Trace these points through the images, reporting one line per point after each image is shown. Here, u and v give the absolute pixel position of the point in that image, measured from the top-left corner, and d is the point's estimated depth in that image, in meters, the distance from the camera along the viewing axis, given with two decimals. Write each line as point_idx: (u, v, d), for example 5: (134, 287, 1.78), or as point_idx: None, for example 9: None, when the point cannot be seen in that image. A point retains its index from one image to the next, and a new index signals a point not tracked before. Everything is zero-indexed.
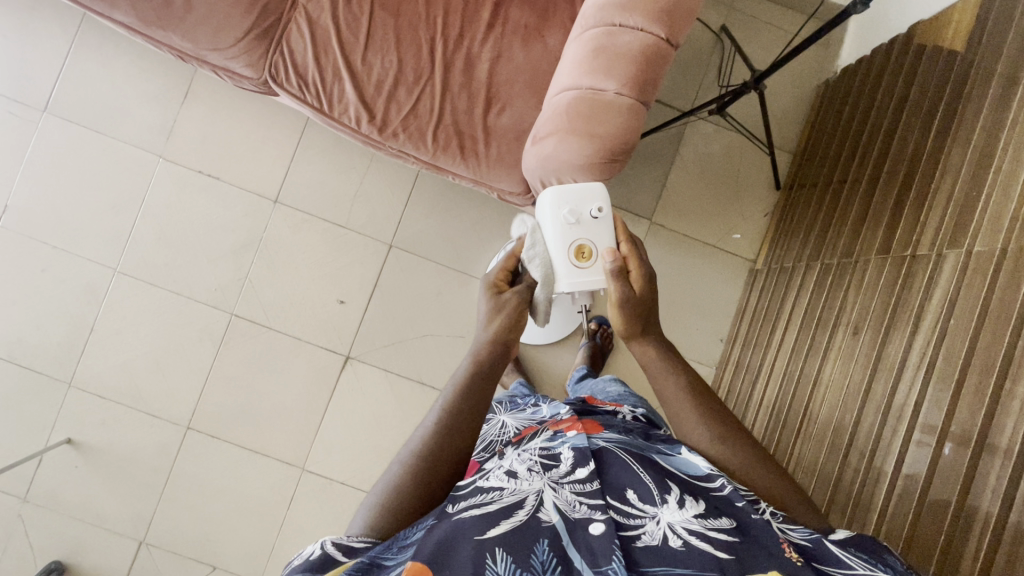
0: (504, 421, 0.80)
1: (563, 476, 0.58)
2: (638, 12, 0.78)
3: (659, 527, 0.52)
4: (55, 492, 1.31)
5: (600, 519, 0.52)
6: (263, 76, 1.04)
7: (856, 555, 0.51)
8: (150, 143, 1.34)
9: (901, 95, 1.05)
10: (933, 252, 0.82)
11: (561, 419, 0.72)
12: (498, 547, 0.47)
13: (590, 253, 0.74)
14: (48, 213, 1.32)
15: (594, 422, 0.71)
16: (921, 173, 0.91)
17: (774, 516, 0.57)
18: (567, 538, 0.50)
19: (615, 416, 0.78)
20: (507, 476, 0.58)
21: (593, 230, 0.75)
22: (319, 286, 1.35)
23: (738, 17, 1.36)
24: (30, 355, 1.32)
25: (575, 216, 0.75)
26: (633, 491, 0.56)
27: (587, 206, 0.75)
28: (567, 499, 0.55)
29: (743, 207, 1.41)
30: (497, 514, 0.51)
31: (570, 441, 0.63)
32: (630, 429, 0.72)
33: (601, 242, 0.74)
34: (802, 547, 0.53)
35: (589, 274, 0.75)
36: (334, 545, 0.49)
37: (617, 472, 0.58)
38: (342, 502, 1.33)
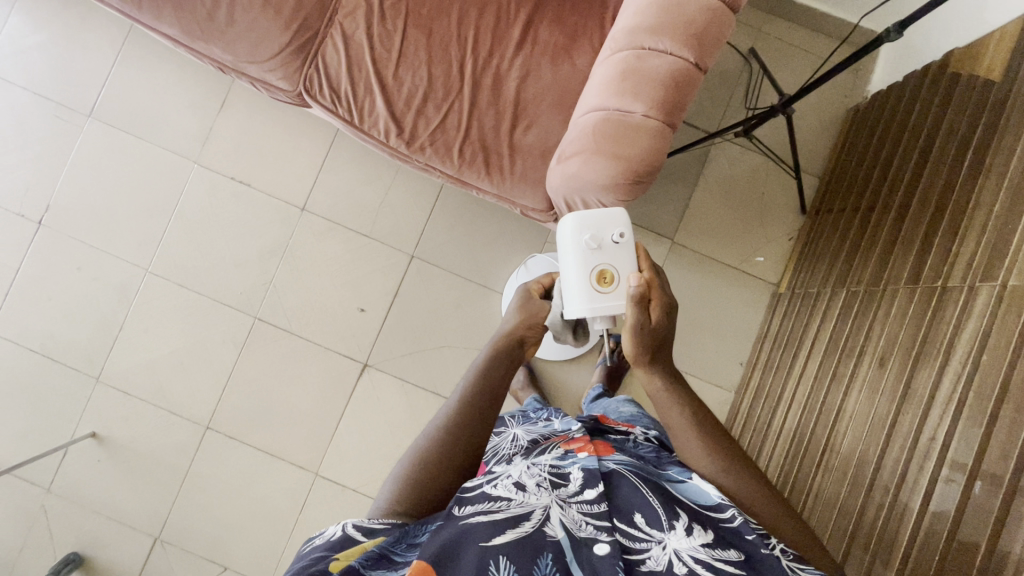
0: (516, 433, 0.83)
1: (572, 495, 0.59)
2: (668, 36, 0.75)
3: (665, 553, 0.53)
4: (76, 485, 1.35)
5: (605, 540, 0.53)
6: (297, 89, 1.07)
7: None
8: (187, 150, 1.38)
9: (934, 123, 1.03)
10: (964, 285, 0.80)
11: (574, 437, 0.74)
12: (503, 555, 0.48)
13: (613, 279, 0.69)
14: (85, 213, 1.38)
15: (606, 444, 0.73)
16: (954, 204, 0.89)
17: (785, 553, 0.55)
18: (571, 554, 0.50)
19: (628, 437, 0.78)
20: (515, 487, 0.59)
21: (615, 255, 0.69)
22: (339, 295, 1.38)
23: (768, 40, 1.36)
24: (61, 349, 1.36)
25: (597, 242, 0.69)
26: (641, 515, 0.57)
27: (609, 231, 0.69)
28: (574, 517, 0.55)
29: (767, 230, 1.39)
30: (504, 522, 0.51)
31: (581, 462, 0.65)
32: (642, 453, 0.73)
33: (625, 269, 0.68)
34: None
35: (611, 301, 0.69)
36: (354, 527, 0.52)
37: (626, 494, 0.59)
38: (353, 509, 1.35)
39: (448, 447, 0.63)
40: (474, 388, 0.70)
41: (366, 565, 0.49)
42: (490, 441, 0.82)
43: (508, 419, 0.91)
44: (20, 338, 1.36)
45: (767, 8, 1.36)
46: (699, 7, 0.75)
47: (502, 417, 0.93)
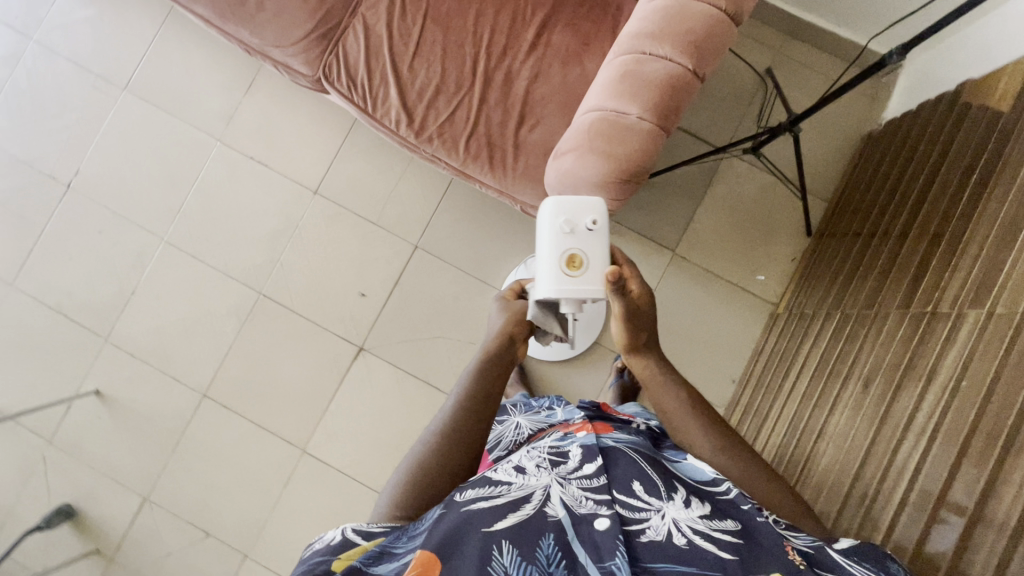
0: (519, 422, 0.93)
1: (572, 472, 0.65)
2: (668, 42, 0.77)
3: (665, 523, 0.58)
4: (76, 439, 1.40)
5: (605, 515, 0.58)
6: (317, 74, 1.12)
7: (859, 563, 0.57)
8: (212, 127, 1.44)
9: (942, 152, 1.03)
10: (953, 311, 0.80)
11: (573, 422, 0.83)
12: (506, 541, 0.53)
13: (583, 264, 0.66)
14: (111, 180, 1.44)
15: (605, 425, 0.81)
16: (950, 232, 0.89)
17: (778, 523, 0.62)
18: (572, 532, 0.56)
19: (629, 424, 0.86)
20: (517, 472, 0.64)
21: (587, 241, 0.67)
22: (343, 278, 1.41)
23: (785, 60, 1.37)
24: (75, 308, 1.43)
25: (570, 226, 0.66)
26: (641, 487, 0.63)
27: (583, 216, 0.66)
28: (574, 494, 0.61)
29: (770, 249, 1.38)
30: (506, 508, 0.56)
31: (580, 440, 0.72)
32: (640, 433, 0.81)
33: (596, 255, 0.66)
34: (804, 551, 0.58)
35: (579, 286, 0.66)
36: (353, 531, 0.55)
37: (624, 469, 0.65)
38: (336, 489, 1.37)
39: (446, 448, 0.65)
40: (468, 392, 0.71)
41: (369, 563, 0.52)
42: (495, 428, 0.93)
43: (511, 407, 1.02)
44: (38, 292, 1.43)
45: (786, 28, 1.37)
46: (700, 17, 0.76)
47: (505, 405, 1.04)
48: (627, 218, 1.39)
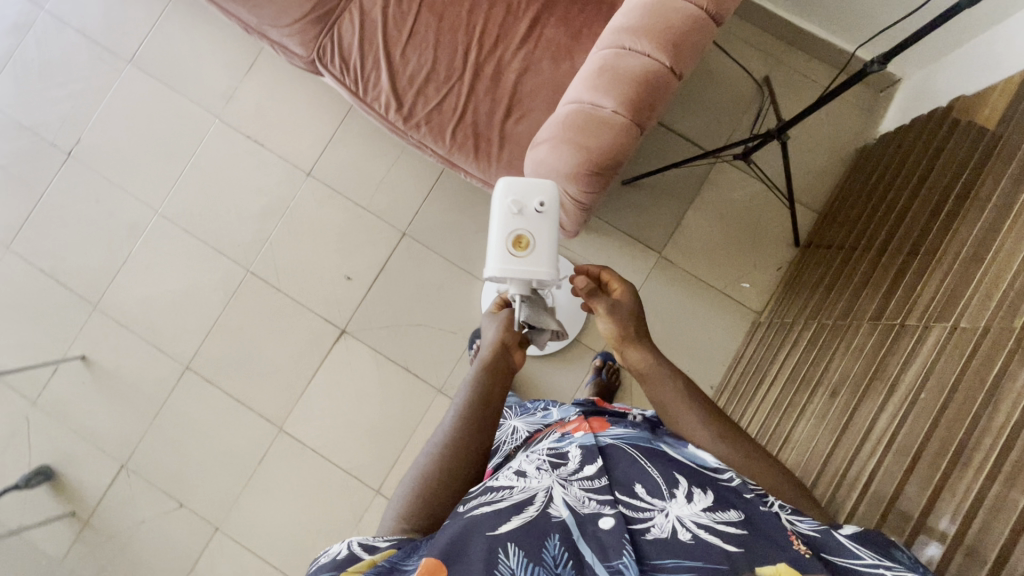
0: (517, 426, 0.92)
1: (572, 473, 0.62)
2: (647, 38, 0.77)
3: (668, 520, 0.54)
4: (60, 402, 1.42)
5: (609, 514, 0.55)
6: (311, 55, 1.14)
7: (865, 547, 0.54)
8: (211, 104, 1.47)
9: (927, 167, 1.02)
10: (920, 324, 0.80)
11: (569, 421, 0.78)
12: (511, 543, 0.51)
13: (529, 245, 0.66)
14: (110, 151, 1.47)
15: (602, 420, 0.75)
16: (926, 247, 0.89)
17: (783, 508, 0.58)
18: (577, 531, 0.54)
19: (625, 416, 0.80)
20: (517, 476, 0.62)
21: (536, 223, 0.66)
22: (330, 260, 1.43)
23: (782, 69, 1.36)
24: (68, 274, 1.45)
25: (519, 207, 0.65)
26: (642, 486, 0.58)
27: (533, 199, 0.66)
28: (576, 495, 0.58)
29: (756, 257, 1.38)
30: (509, 510, 0.55)
31: (578, 441, 0.67)
32: (639, 425, 0.75)
33: (543, 236, 0.66)
34: (810, 538, 0.54)
35: (523, 266, 0.66)
36: (358, 545, 0.53)
37: (625, 467, 0.61)
38: (310, 468, 1.38)
39: (453, 459, 0.64)
40: (467, 404, 0.68)
41: None
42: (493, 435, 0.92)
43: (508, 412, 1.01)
44: (32, 257, 1.46)
45: (785, 37, 1.36)
46: (681, 15, 0.77)
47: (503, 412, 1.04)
48: (614, 218, 1.39)
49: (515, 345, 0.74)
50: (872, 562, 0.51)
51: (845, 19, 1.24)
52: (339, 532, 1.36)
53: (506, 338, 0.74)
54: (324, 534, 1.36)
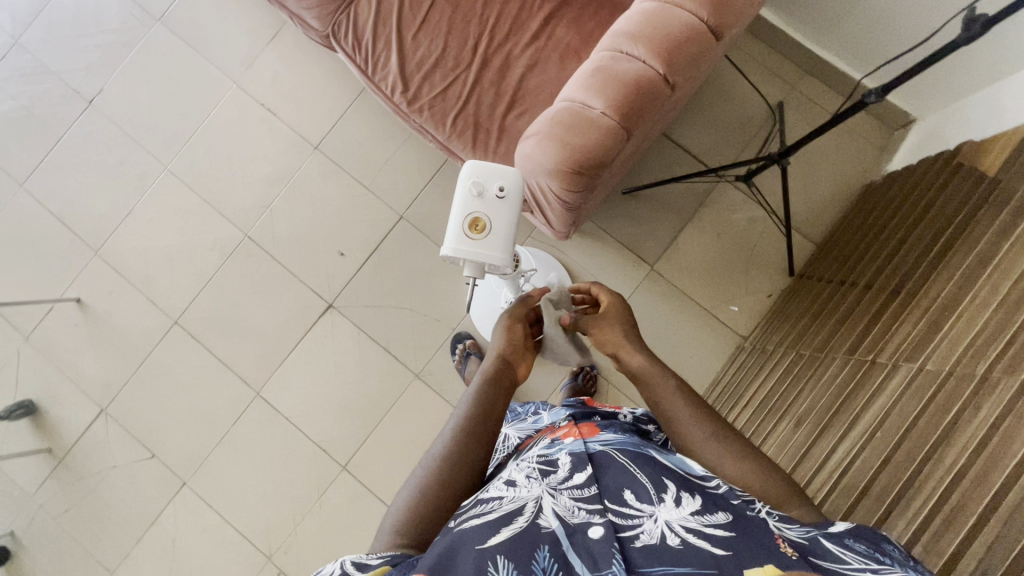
0: (510, 433, 0.83)
1: (562, 482, 0.58)
2: (643, 44, 0.77)
3: (657, 526, 0.50)
4: (51, 341, 1.46)
5: (598, 523, 0.50)
6: (326, 30, 1.16)
7: (852, 550, 0.47)
8: (229, 69, 1.50)
9: (924, 208, 1.01)
10: (890, 362, 0.79)
11: (559, 426, 0.74)
12: (501, 555, 0.46)
13: (486, 228, 0.67)
14: (127, 103, 1.51)
15: (592, 426, 0.72)
16: (908, 288, 0.88)
17: (771, 515, 0.52)
18: (567, 542, 0.49)
19: (615, 416, 0.78)
20: (507, 486, 0.58)
21: (495, 208, 0.67)
22: (326, 235, 1.45)
23: (796, 97, 1.35)
24: (74, 218, 1.49)
25: (479, 189, 0.66)
26: (631, 493, 0.54)
27: (494, 182, 0.67)
28: (566, 505, 0.54)
29: (748, 282, 1.36)
30: (497, 522, 0.50)
31: (568, 448, 0.64)
32: (630, 428, 0.73)
33: (499, 221, 0.67)
34: (797, 543, 0.48)
35: (478, 249, 0.67)
36: (351, 563, 0.48)
37: (615, 475, 0.57)
38: (282, 436, 1.40)
39: (450, 469, 0.61)
40: (468, 415, 0.67)
41: None
42: None
43: None
44: (44, 198, 1.50)
45: (802, 65, 1.35)
46: (680, 23, 0.77)
47: None
48: (610, 225, 1.39)
49: (515, 358, 0.77)
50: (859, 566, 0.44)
51: (862, 52, 1.22)
52: (301, 501, 1.37)
53: (507, 351, 0.77)
54: (288, 502, 1.38)
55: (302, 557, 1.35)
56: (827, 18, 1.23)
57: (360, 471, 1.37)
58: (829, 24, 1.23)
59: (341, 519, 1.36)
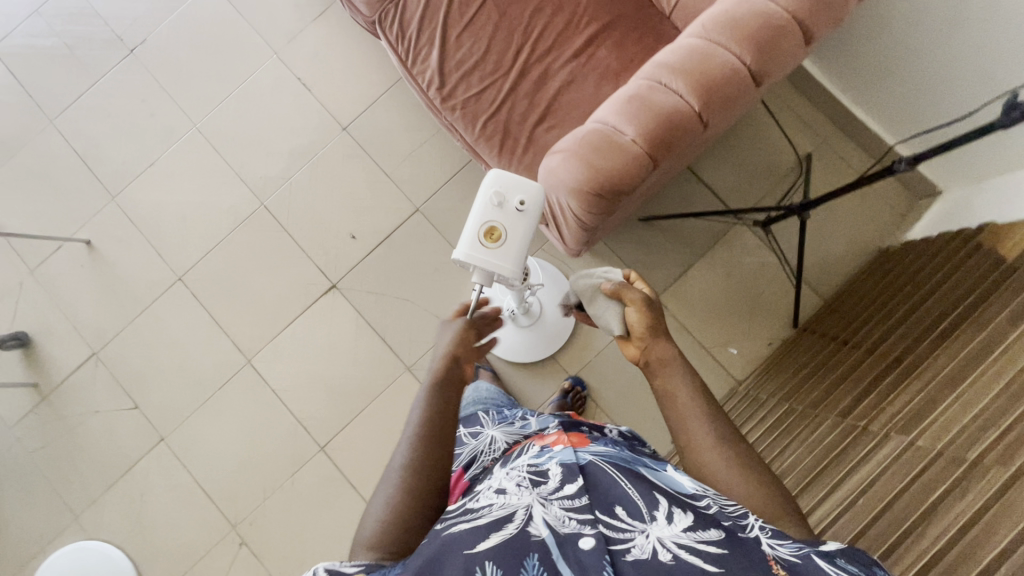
0: (495, 436, 0.83)
1: (552, 492, 0.56)
2: (683, 79, 0.78)
3: (649, 541, 0.48)
4: (54, 277, 1.47)
5: (590, 535, 0.49)
6: (373, 17, 1.17)
7: (845, 567, 0.46)
8: (271, 39, 1.51)
9: (937, 281, 1.00)
10: (881, 433, 0.78)
11: (547, 433, 0.74)
12: (489, 561, 0.46)
13: (500, 238, 0.67)
14: (166, 57, 1.53)
15: (580, 436, 0.71)
16: (910, 359, 0.87)
17: (763, 531, 0.51)
18: (557, 552, 0.48)
19: (601, 430, 0.76)
20: (498, 494, 0.59)
21: (512, 220, 0.67)
22: (341, 216, 1.45)
23: (826, 150, 1.35)
24: (98, 161, 1.51)
25: (500, 200, 0.67)
26: (623, 508, 0.53)
27: (515, 195, 0.67)
28: (556, 514, 0.52)
29: (750, 326, 1.36)
30: (487, 528, 0.50)
31: (558, 458, 0.63)
32: (618, 442, 0.72)
33: (516, 233, 0.67)
34: (789, 563, 0.46)
35: (490, 257, 0.67)
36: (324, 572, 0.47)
37: (606, 488, 0.56)
38: (265, 408, 1.40)
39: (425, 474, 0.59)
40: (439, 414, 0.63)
41: None
42: (466, 444, 0.83)
43: (483, 418, 0.91)
44: (71, 136, 1.52)
45: (836, 121, 1.35)
46: (722, 64, 0.77)
47: (477, 415, 0.94)
48: (621, 248, 1.38)
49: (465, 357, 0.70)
50: None
51: (899, 118, 1.22)
52: (273, 475, 1.37)
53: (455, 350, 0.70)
54: (260, 473, 1.38)
55: (266, 531, 1.34)
56: (868, 78, 1.23)
57: (337, 455, 1.37)
58: (869, 83, 1.23)
59: (311, 499, 1.35)
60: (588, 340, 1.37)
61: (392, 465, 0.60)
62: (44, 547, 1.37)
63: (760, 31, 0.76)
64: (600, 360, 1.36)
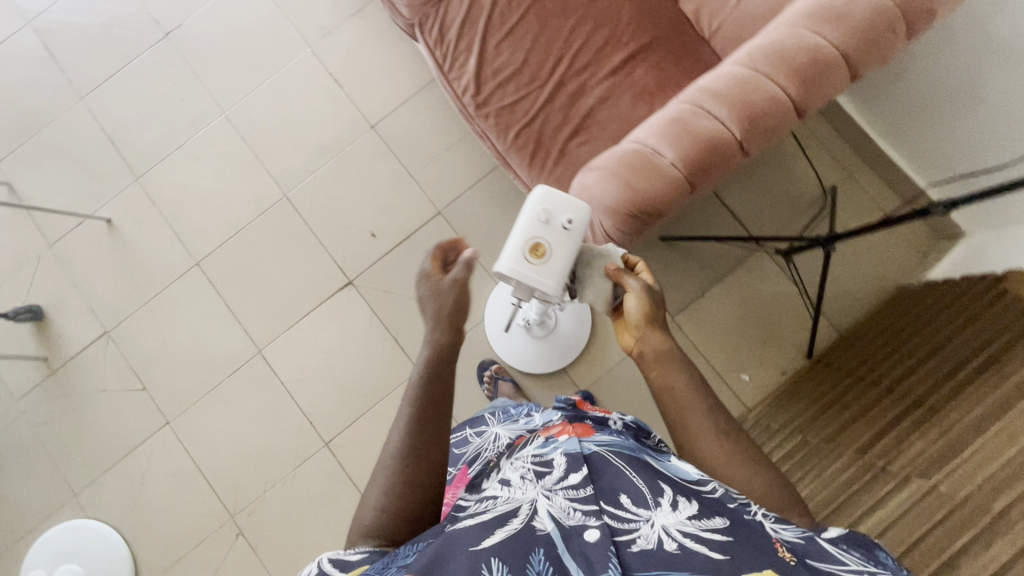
0: (501, 432, 0.82)
1: (557, 482, 0.56)
2: (726, 106, 0.78)
3: (654, 531, 0.48)
4: (73, 253, 1.48)
5: (594, 525, 0.48)
6: (414, 20, 1.18)
7: (849, 552, 0.46)
8: (306, 33, 1.52)
9: (959, 324, 1.00)
10: (901, 475, 0.82)
11: (552, 426, 0.73)
12: (495, 557, 0.45)
13: (545, 255, 0.67)
14: (201, 44, 1.53)
15: (585, 427, 0.69)
16: (930, 401, 0.88)
17: (765, 515, 0.51)
18: (562, 545, 0.47)
19: (605, 421, 0.71)
20: (503, 486, 0.58)
21: (558, 238, 0.68)
22: (362, 213, 1.45)
23: (852, 184, 1.35)
24: (125, 141, 1.51)
25: (547, 217, 0.67)
26: (627, 496, 0.52)
27: (563, 214, 0.67)
28: (561, 506, 0.52)
29: (764, 353, 1.35)
30: (492, 524, 0.50)
31: (563, 447, 0.61)
32: (620, 432, 0.68)
33: (560, 251, 0.67)
34: (795, 545, 0.47)
35: (533, 273, 0.67)
36: (329, 563, 0.49)
37: (610, 477, 0.55)
38: (272, 399, 1.40)
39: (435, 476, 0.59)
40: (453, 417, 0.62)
41: None
42: (472, 443, 0.83)
43: (490, 417, 0.92)
44: (100, 114, 1.52)
45: (864, 155, 1.35)
46: (767, 94, 0.77)
47: (484, 416, 0.93)
48: None
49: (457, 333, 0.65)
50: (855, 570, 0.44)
51: (930, 158, 1.23)
52: (276, 468, 1.37)
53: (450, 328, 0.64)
54: (264, 465, 1.37)
55: (265, 523, 1.34)
56: (901, 114, 1.23)
57: (341, 452, 1.36)
58: (901, 120, 1.24)
59: (312, 495, 1.35)
60: (600, 355, 1.36)
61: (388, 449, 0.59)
62: (41, 522, 1.36)
63: (807, 64, 0.76)
64: (611, 376, 1.35)
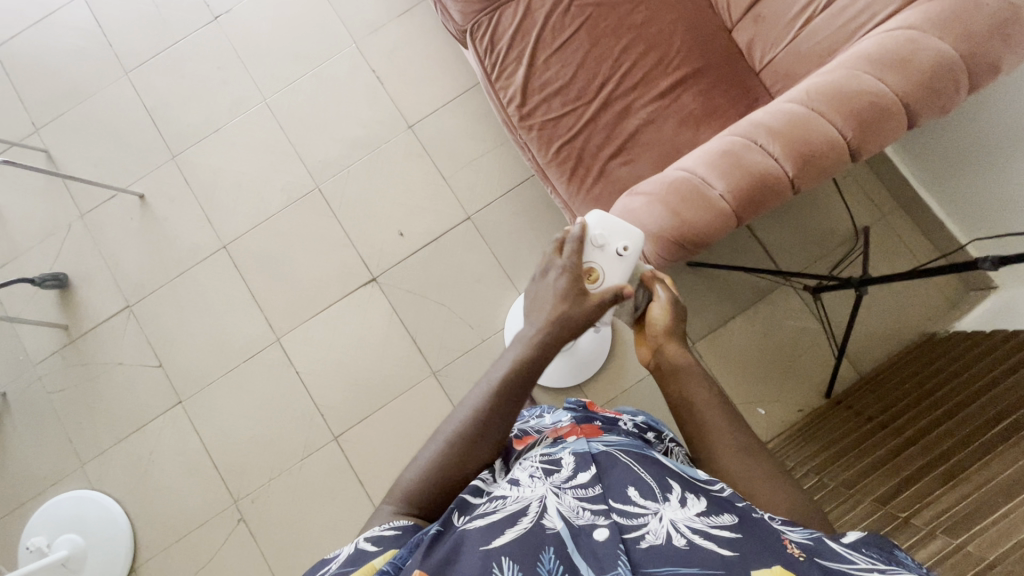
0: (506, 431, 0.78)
1: (565, 481, 0.54)
2: (780, 142, 0.78)
3: (663, 526, 0.47)
4: (103, 225, 1.49)
5: (604, 526, 0.47)
6: (465, 26, 1.19)
7: (859, 553, 0.45)
8: (353, 30, 1.53)
9: (991, 380, 0.98)
10: (924, 528, 0.79)
11: (557, 427, 0.71)
12: (506, 556, 0.44)
13: (597, 279, 0.73)
14: (249, 31, 1.55)
15: (594, 428, 0.68)
16: (957, 458, 0.86)
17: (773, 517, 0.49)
18: (572, 545, 0.46)
19: (616, 421, 0.72)
20: (510, 485, 0.55)
21: (609, 263, 0.74)
22: (391, 210, 1.46)
23: (885, 227, 1.34)
24: (165, 119, 1.53)
25: (604, 242, 0.73)
26: (635, 491, 0.51)
27: (619, 241, 0.74)
28: (569, 505, 0.51)
29: (783, 388, 1.34)
30: (502, 523, 0.48)
31: (572, 447, 0.59)
32: (631, 434, 0.68)
33: (611, 275, 0.73)
34: (804, 543, 0.45)
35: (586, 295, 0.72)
36: (364, 543, 0.50)
37: (619, 473, 0.54)
38: (285, 388, 1.40)
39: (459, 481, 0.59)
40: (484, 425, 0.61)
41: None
42: None
43: None
44: (143, 92, 1.54)
45: (900, 200, 1.34)
46: (823, 134, 0.77)
47: None
48: None
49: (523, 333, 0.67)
50: (865, 567, 0.43)
51: (968, 208, 1.22)
52: (283, 458, 1.37)
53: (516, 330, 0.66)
54: (272, 454, 1.37)
55: (268, 512, 1.33)
56: (944, 161, 1.22)
57: (350, 448, 1.36)
58: (944, 167, 1.23)
59: (317, 488, 1.34)
60: (616, 374, 1.36)
61: (437, 434, 0.61)
62: (46, 489, 1.37)
63: (866, 106, 0.76)
64: (626, 396, 1.35)
